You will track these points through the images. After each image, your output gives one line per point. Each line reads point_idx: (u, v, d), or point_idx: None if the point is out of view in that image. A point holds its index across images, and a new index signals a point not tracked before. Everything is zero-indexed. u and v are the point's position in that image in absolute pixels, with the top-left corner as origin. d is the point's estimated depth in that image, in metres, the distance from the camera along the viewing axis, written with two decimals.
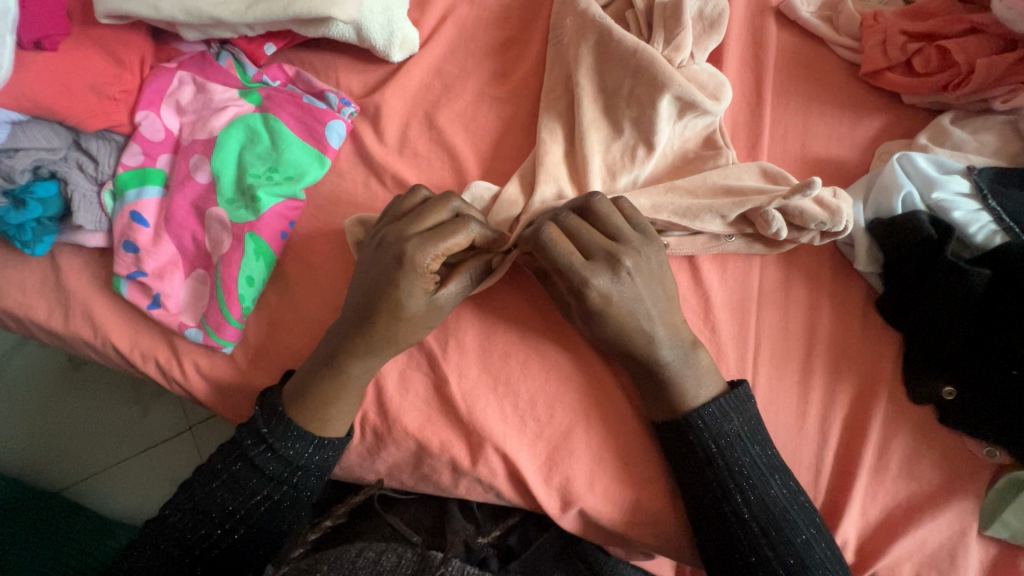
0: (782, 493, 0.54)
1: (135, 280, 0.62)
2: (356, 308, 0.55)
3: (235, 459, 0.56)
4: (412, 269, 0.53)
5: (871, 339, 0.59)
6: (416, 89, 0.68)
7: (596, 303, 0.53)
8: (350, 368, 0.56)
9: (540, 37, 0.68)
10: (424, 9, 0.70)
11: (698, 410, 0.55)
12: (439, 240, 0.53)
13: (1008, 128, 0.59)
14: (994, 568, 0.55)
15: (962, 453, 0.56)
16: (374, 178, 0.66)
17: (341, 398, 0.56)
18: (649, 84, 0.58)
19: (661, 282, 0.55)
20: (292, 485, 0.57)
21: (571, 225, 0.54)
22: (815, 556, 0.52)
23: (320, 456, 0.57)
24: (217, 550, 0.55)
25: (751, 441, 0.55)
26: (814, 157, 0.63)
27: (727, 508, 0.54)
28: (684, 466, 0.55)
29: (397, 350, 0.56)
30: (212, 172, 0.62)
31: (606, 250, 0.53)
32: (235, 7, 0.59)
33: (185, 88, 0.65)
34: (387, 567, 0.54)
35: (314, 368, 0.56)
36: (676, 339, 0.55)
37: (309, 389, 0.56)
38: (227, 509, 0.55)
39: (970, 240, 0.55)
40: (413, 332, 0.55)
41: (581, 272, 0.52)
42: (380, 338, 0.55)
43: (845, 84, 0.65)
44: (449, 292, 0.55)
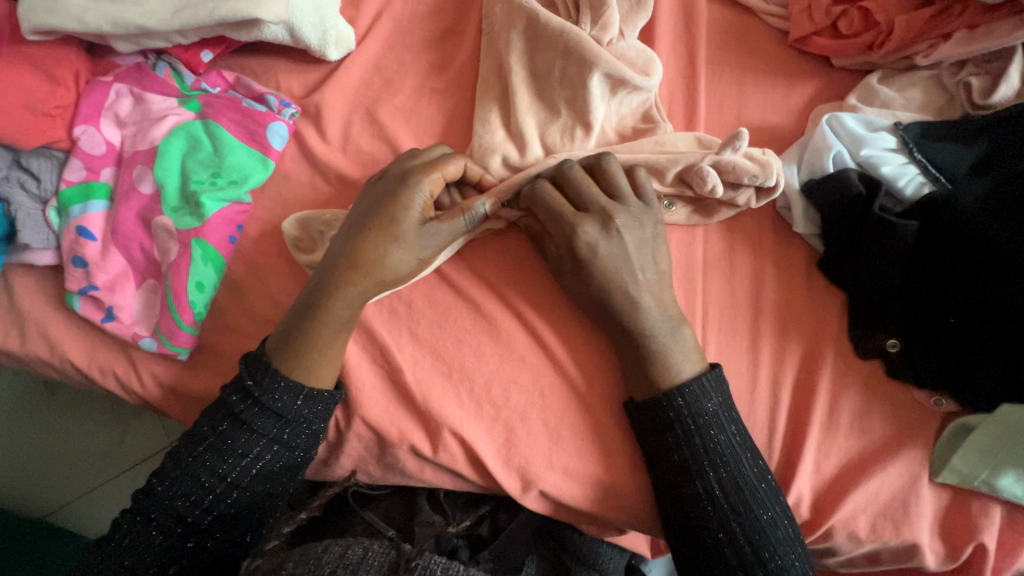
0: (752, 470, 0.54)
1: (87, 294, 0.62)
2: (349, 231, 0.57)
3: (226, 418, 0.56)
4: (411, 188, 0.56)
5: (817, 300, 0.60)
6: (356, 86, 0.68)
7: (584, 252, 0.55)
8: (332, 301, 0.56)
9: (475, 27, 0.69)
10: (359, 6, 0.70)
11: (678, 387, 0.55)
12: (436, 164, 0.57)
13: (931, 82, 0.61)
14: (948, 514, 0.56)
15: (912, 404, 0.57)
16: (319, 177, 0.66)
17: (321, 339, 0.56)
18: (579, 64, 0.59)
19: (651, 251, 0.57)
20: (286, 445, 0.57)
21: (575, 176, 0.57)
22: (779, 531, 0.53)
23: (308, 410, 0.57)
24: (209, 517, 0.55)
25: (728, 420, 0.55)
26: (750, 125, 0.64)
27: (699, 486, 0.54)
28: (657, 446, 0.55)
29: (376, 285, 0.57)
30: (156, 182, 0.63)
31: (602, 206, 0.56)
32: (162, 14, 0.60)
33: (124, 101, 0.65)
34: (352, 560, 0.54)
35: (296, 313, 0.57)
36: (662, 310, 0.56)
37: (292, 333, 0.56)
38: (220, 472, 0.55)
39: (900, 194, 0.56)
40: (402, 259, 0.57)
41: (571, 219, 0.55)
42: (361, 264, 0.56)
43: (776, 52, 0.66)
44: (441, 226, 0.57)
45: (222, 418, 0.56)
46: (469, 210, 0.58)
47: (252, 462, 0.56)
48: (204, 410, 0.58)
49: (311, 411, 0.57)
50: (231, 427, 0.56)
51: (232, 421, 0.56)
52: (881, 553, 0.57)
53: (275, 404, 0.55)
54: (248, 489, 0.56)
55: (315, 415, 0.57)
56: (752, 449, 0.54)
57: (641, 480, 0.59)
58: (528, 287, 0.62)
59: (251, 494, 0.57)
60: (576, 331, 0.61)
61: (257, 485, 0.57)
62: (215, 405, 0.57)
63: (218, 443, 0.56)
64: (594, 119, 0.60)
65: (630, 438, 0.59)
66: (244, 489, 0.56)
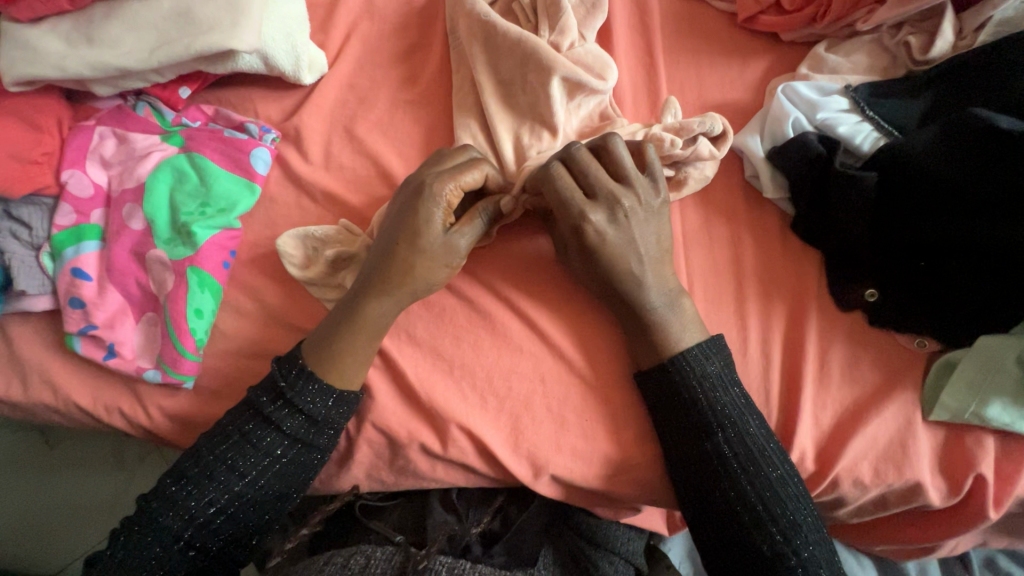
0: (760, 430, 0.56)
1: (87, 334, 0.63)
2: (379, 247, 0.58)
3: (245, 416, 0.57)
4: (433, 198, 0.56)
5: (793, 261, 0.63)
6: (332, 106, 0.71)
7: (593, 238, 0.57)
8: (368, 309, 0.58)
9: (441, 39, 0.72)
10: (327, 31, 0.73)
11: (683, 352, 0.57)
12: (456, 174, 0.57)
13: (874, 45, 0.65)
14: (944, 450, 0.57)
15: (897, 348, 0.59)
16: (305, 196, 0.68)
17: (358, 347, 0.58)
18: (539, 70, 0.62)
19: (655, 232, 0.59)
20: (304, 443, 0.58)
21: (580, 160, 0.57)
22: (790, 488, 0.54)
23: (336, 410, 0.58)
24: (221, 517, 0.56)
25: (733, 382, 0.57)
26: (711, 104, 0.67)
27: (708, 447, 0.56)
28: (668, 411, 0.57)
29: (411, 293, 0.59)
30: (146, 217, 0.64)
31: (609, 192, 0.57)
32: (139, 54, 0.62)
33: (107, 142, 0.67)
34: (355, 568, 0.55)
35: (333, 317, 0.59)
36: (662, 286, 0.58)
37: (328, 334, 0.58)
38: (236, 471, 0.56)
39: (858, 150, 0.60)
40: (430, 268, 0.58)
41: (580, 207, 0.56)
42: (397, 272, 0.57)
43: (727, 33, 0.70)
44: (463, 233, 0.58)
45: (248, 417, 0.57)
46: (484, 211, 0.59)
47: (270, 461, 0.57)
48: (228, 410, 0.59)
49: (335, 412, 0.58)
50: (256, 425, 0.57)
51: (256, 420, 0.57)
52: (886, 496, 0.59)
53: (306, 405, 0.57)
54: (264, 488, 0.57)
55: (339, 416, 0.59)
56: (758, 409, 0.56)
57: (648, 453, 0.60)
58: (518, 278, 0.64)
59: (266, 494, 0.58)
60: (568, 315, 0.63)
61: (273, 485, 0.58)
62: (242, 406, 0.58)
63: (241, 442, 0.57)
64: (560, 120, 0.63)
65: (631, 414, 0.60)
66: (261, 487, 0.57)
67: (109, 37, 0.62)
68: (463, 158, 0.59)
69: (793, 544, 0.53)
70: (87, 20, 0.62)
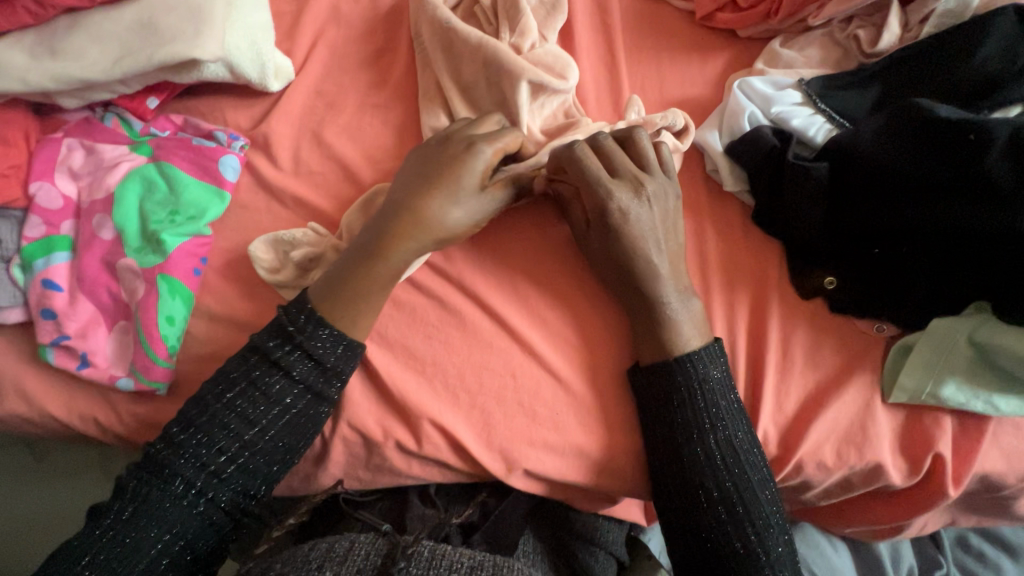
0: (747, 435, 0.57)
1: (60, 344, 0.63)
2: (405, 189, 0.59)
3: (256, 364, 0.58)
4: (476, 156, 0.58)
5: (756, 251, 0.64)
6: (300, 112, 0.72)
7: (617, 218, 0.57)
8: (392, 256, 0.58)
9: (406, 44, 0.73)
10: (293, 38, 0.74)
11: (687, 353, 0.58)
12: (497, 137, 0.60)
13: (826, 39, 0.66)
14: (905, 431, 0.59)
15: (857, 333, 0.61)
16: (275, 201, 0.69)
17: (370, 295, 0.59)
18: (501, 73, 0.63)
19: (670, 224, 0.60)
20: (315, 394, 0.58)
21: (606, 145, 0.59)
22: (766, 492, 0.56)
23: (345, 360, 0.59)
24: (234, 464, 0.56)
25: (731, 389, 0.58)
26: (672, 100, 0.69)
27: (698, 448, 0.57)
28: (660, 411, 0.58)
29: (435, 244, 0.59)
30: (116, 227, 0.64)
31: (635, 174, 0.59)
32: (103, 66, 0.62)
33: (75, 154, 0.68)
34: (339, 554, 0.55)
35: (345, 265, 0.59)
36: (678, 281, 0.59)
37: (341, 287, 0.58)
38: (248, 418, 0.57)
39: (811, 141, 0.61)
40: (465, 223, 0.59)
41: (606, 186, 0.57)
42: (422, 227, 0.58)
43: (686, 31, 0.71)
44: (500, 196, 0.60)
45: (255, 363, 0.58)
46: (511, 187, 0.60)
47: (281, 409, 0.57)
48: (232, 358, 0.59)
49: (343, 361, 0.58)
50: (264, 371, 0.57)
51: (265, 366, 0.58)
52: (851, 477, 0.60)
53: (316, 349, 0.57)
54: (275, 437, 0.58)
55: (348, 367, 0.59)
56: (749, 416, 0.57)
57: (619, 443, 0.61)
58: (487, 275, 0.64)
59: (276, 445, 0.58)
60: (538, 310, 0.64)
61: (284, 436, 0.58)
62: (246, 351, 0.58)
63: (250, 389, 0.57)
64: (526, 120, 0.64)
65: (601, 406, 0.61)
66: (272, 437, 0.57)
67: (72, 50, 0.62)
68: (496, 124, 0.61)
69: (764, 544, 0.55)
70: (50, 33, 0.63)
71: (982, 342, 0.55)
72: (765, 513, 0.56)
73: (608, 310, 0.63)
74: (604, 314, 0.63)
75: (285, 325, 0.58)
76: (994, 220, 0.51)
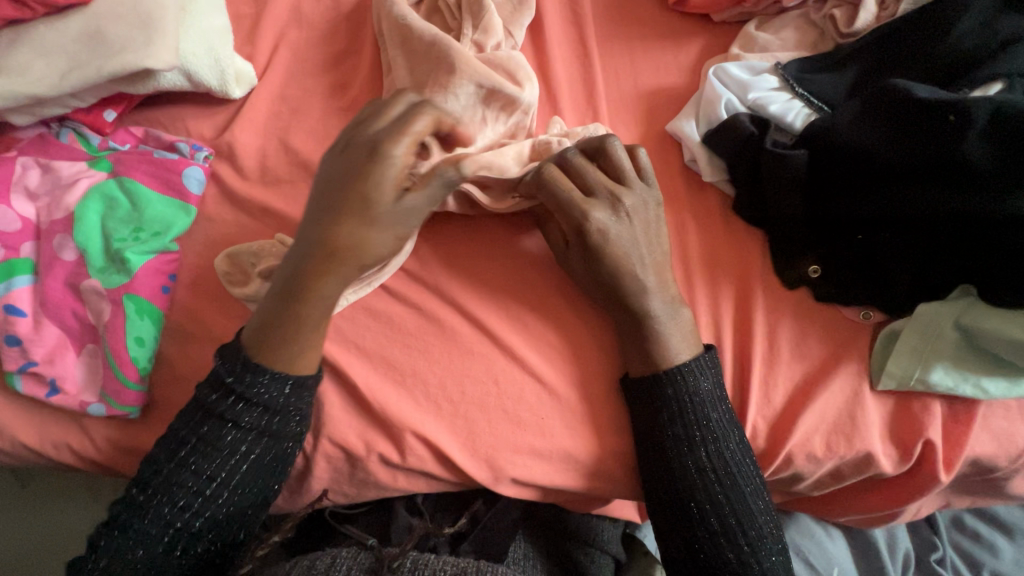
0: (739, 447, 0.56)
1: (27, 371, 0.61)
2: (317, 212, 0.52)
3: (205, 420, 0.55)
4: (386, 158, 0.50)
5: (738, 241, 0.62)
6: (265, 118, 0.69)
7: (596, 238, 0.56)
8: (313, 290, 0.53)
9: (371, 44, 0.71)
10: (254, 42, 0.71)
11: (676, 365, 0.56)
12: (405, 127, 0.51)
13: (802, 21, 0.65)
14: (894, 419, 0.58)
15: (843, 321, 0.60)
16: (242, 212, 0.66)
17: (304, 328, 0.55)
18: (449, 73, 0.60)
19: (656, 233, 0.58)
20: (272, 435, 0.56)
21: (576, 162, 0.57)
22: (761, 506, 0.56)
23: (296, 398, 0.56)
24: (201, 518, 0.55)
25: (721, 399, 0.57)
26: (646, 91, 0.67)
27: (688, 462, 0.56)
28: (650, 423, 0.57)
29: (359, 263, 0.53)
30: (78, 247, 0.62)
31: (610, 191, 0.57)
32: (51, 80, 0.60)
33: (31, 173, 0.65)
34: (321, 569, 0.53)
35: (277, 296, 0.55)
36: (665, 293, 0.57)
37: (276, 315, 0.54)
38: (204, 475, 0.54)
39: (790, 127, 0.59)
40: (383, 236, 0.52)
41: (581, 207, 0.56)
42: (347, 241, 0.51)
43: (659, 18, 0.70)
44: (419, 197, 0.51)
45: (203, 419, 0.55)
46: (443, 173, 0.51)
47: (239, 460, 0.55)
48: (178, 415, 0.56)
49: (301, 399, 0.56)
50: (211, 426, 0.55)
51: (212, 420, 0.55)
52: (842, 468, 0.59)
53: (261, 397, 0.54)
54: (237, 485, 0.56)
55: (305, 402, 0.57)
56: (741, 427, 0.56)
57: (607, 445, 0.60)
58: (463, 277, 0.63)
59: (243, 490, 0.56)
60: (518, 314, 0.62)
61: (249, 479, 0.56)
62: (190, 407, 0.56)
63: (202, 445, 0.54)
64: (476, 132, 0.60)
65: (587, 409, 0.60)
66: (234, 486, 0.55)
67: (16, 64, 0.59)
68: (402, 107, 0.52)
69: (757, 555, 0.55)
70: None
71: (968, 327, 0.54)
72: (757, 523, 0.56)
73: (586, 310, 0.62)
74: (588, 313, 0.62)
75: (222, 381, 0.55)
76: (978, 202, 0.50)
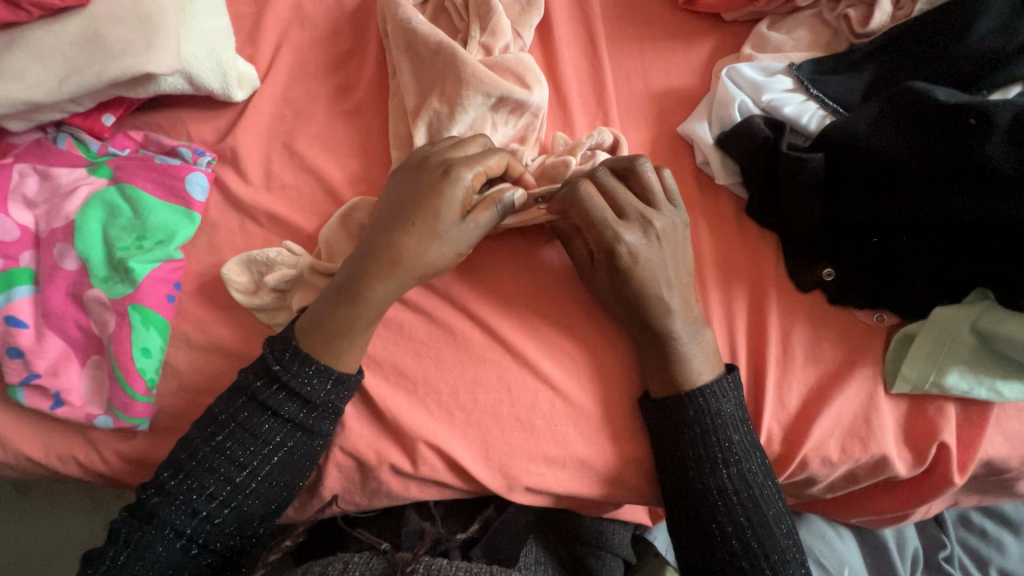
0: (761, 468, 0.56)
1: (30, 384, 0.59)
2: (383, 227, 0.55)
3: (245, 405, 0.55)
4: (454, 180, 0.53)
5: (751, 245, 0.62)
6: (269, 122, 0.68)
7: (626, 261, 0.55)
8: (369, 294, 0.55)
9: (376, 45, 0.69)
10: (255, 43, 0.70)
11: (698, 388, 0.56)
12: (480, 158, 0.55)
13: (815, 20, 0.65)
14: (908, 422, 0.58)
15: (858, 325, 0.59)
16: (247, 218, 0.65)
17: (354, 329, 0.55)
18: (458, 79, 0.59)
19: (681, 255, 0.57)
20: (306, 430, 0.56)
21: (608, 182, 0.56)
22: (782, 526, 0.56)
23: (336, 395, 0.56)
24: (228, 508, 0.55)
25: (742, 421, 0.57)
26: (657, 92, 0.66)
27: (711, 483, 0.56)
28: (672, 443, 0.56)
29: (414, 276, 0.55)
30: (80, 257, 0.60)
31: (641, 213, 0.56)
32: (48, 86, 0.58)
33: (29, 180, 0.63)
34: (333, 573, 0.54)
35: (329, 297, 0.56)
36: (688, 314, 0.57)
37: (324, 316, 0.55)
38: (238, 462, 0.55)
39: (805, 130, 0.59)
40: (441, 252, 0.55)
41: (614, 228, 0.55)
42: (404, 257, 0.54)
43: (669, 17, 0.68)
44: (479, 220, 0.55)
45: (243, 405, 0.55)
46: (500, 201, 0.55)
47: (273, 450, 0.56)
48: (219, 398, 0.57)
49: (339, 397, 0.56)
50: (252, 412, 0.55)
51: (253, 407, 0.55)
52: (856, 471, 0.59)
53: (304, 387, 0.55)
54: (266, 479, 0.56)
55: (342, 402, 0.57)
56: (763, 448, 0.56)
57: (621, 451, 0.59)
58: (477, 287, 0.62)
59: (270, 484, 0.56)
60: (531, 321, 0.61)
61: (277, 475, 0.56)
62: (233, 391, 0.56)
63: (239, 431, 0.55)
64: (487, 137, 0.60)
65: (602, 415, 0.60)
66: (262, 478, 0.56)
67: (11, 69, 0.58)
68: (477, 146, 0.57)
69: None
70: None
71: (985, 330, 0.54)
72: (781, 547, 0.56)
73: (600, 317, 0.61)
74: (603, 321, 0.61)
75: (271, 370, 0.55)
76: (1006, 207, 0.49)
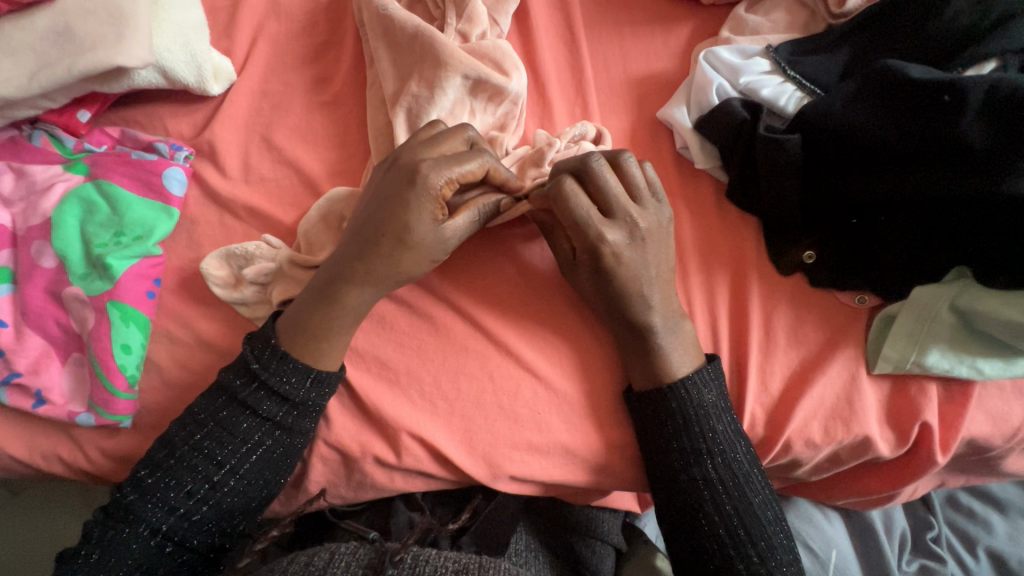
0: (746, 456, 0.56)
1: (11, 383, 0.59)
2: (359, 236, 0.54)
3: (224, 403, 0.55)
4: (423, 188, 0.51)
5: (732, 229, 0.62)
6: (246, 115, 0.67)
7: (610, 262, 0.54)
8: (348, 297, 0.55)
9: (353, 36, 0.69)
10: (231, 36, 0.69)
11: (679, 380, 0.56)
12: (453, 163, 0.52)
13: (792, 2, 0.64)
14: (890, 402, 0.58)
15: (839, 307, 0.59)
16: (226, 212, 0.65)
17: (334, 332, 0.55)
18: (435, 67, 0.59)
19: (664, 250, 0.57)
20: (287, 428, 0.56)
21: (596, 174, 0.53)
22: (767, 513, 0.56)
23: (317, 392, 0.56)
24: (208, 504, 0.55)
25: (725, 410, 0.57)
26: (635, 78, 0.66)
27: (695, 474, 0.56)
28: (655, 435, 0.56)
29: (392, 283, 0.55)
30: (57, 254, 0.60)
31: (625, 210, 0.54)
32: (18, 81, 0.58)
33: (4, 178, 0.63)
34: (319, 565, 0.52)
35: (311, 299, 0.55)
36: (669, 309, 0.56)
37: (307, 318, 0.55)
38: (217, 460, 0.55)
39: (783, 112, 0.59)
40: (415, 262, 0.54)
41: (597, 227, 0.53)
42: (382, 265, 0.53)
43: (646, 3, 0.68)
44: (456, 226, 0.53)
45: (225, 404, 0.55)
46: (480, 204, 0.54)
47: (252, 448, 0.55)
48: (201, 395, 0.57)
49: (320, 394, 0.56)
50: (232, 411, 0.55)
51: (233, 405, 0.55)
52: (840, 453, 0.59)
53: (283, 386, 0.55)
54: (246, 476, 0.56)
55: (323, 400, 0.57)
56: (746, 436, 0.56)
57: (605, 437, 0.59)
58: (457, 280, 0.62)
59: (251, 481, 0.56)
60: (513, 310, 0.61)
61: (258, 471, 0.56)
62: (214, 389, 0.56)
63: (219, 429, 0.55)
64: (472, 128, 0.57)
65: (585, 402, 0.60)
66: (242, 475, 0.55)
67: None
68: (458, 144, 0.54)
69: (768, 565, 0.54)
70: None
71: (963, 308, 0.54)
72: (768, 534, 0.56)
73: (582, 305, 0.61)
74: (585, 309, 0.61)
75: (250, 367, 0.55)
76: (988, 185, 0.49)
